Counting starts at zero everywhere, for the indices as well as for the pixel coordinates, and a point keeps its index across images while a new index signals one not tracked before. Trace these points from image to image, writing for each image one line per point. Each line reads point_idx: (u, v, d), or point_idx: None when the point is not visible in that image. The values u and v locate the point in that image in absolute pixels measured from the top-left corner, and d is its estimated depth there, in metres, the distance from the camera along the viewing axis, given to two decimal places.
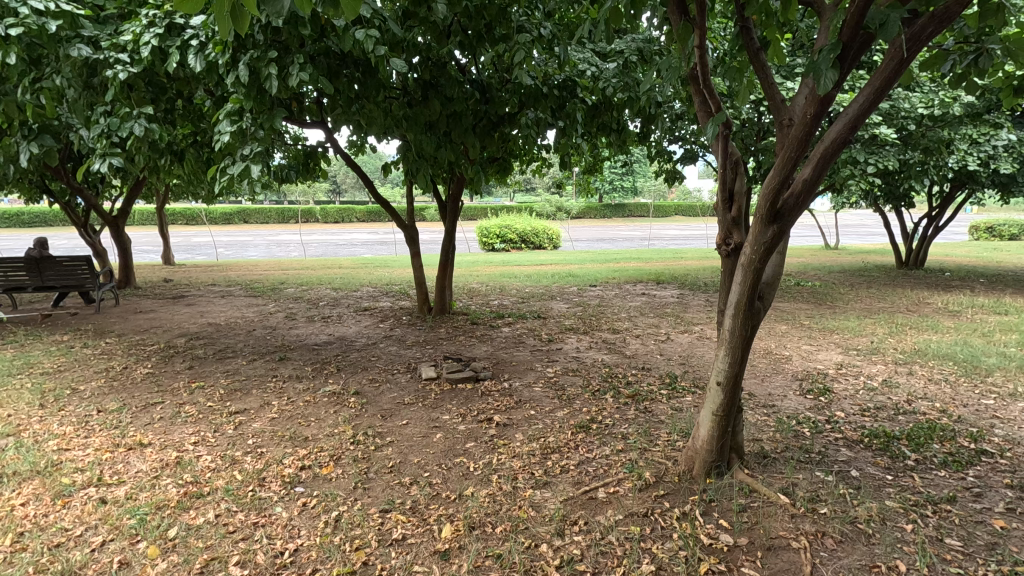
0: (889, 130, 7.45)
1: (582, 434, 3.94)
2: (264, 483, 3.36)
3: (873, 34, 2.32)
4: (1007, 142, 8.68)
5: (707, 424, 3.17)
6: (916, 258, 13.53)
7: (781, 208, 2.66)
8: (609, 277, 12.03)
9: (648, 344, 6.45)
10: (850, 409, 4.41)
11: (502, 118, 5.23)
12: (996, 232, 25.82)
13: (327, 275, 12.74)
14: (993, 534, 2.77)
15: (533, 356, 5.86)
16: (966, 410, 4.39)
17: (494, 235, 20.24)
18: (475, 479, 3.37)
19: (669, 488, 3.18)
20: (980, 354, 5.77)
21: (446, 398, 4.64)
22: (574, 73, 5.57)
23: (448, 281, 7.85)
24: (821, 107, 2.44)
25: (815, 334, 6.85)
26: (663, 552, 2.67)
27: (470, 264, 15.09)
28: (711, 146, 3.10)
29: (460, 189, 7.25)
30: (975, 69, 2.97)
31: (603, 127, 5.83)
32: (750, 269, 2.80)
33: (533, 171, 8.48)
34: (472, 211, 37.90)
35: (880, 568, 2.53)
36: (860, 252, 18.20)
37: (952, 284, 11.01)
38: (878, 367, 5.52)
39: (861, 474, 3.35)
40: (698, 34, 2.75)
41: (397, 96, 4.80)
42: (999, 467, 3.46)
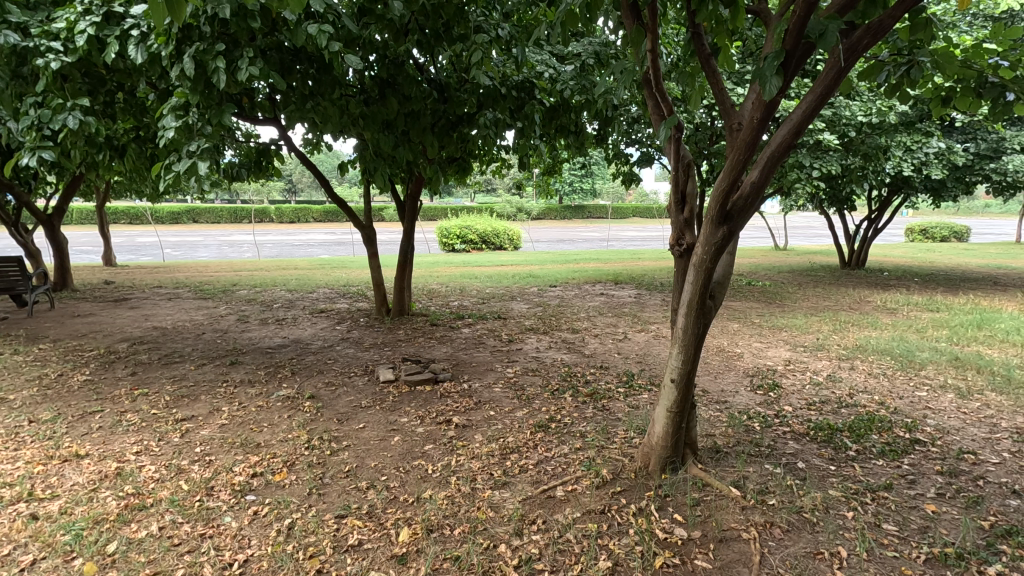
0: (832, 136, 7.80)
1: (540, 434, 3.96)
2: (212, 492, 3.23)
3: (813, 44, 2.43)
4: (938, 149, 9.24)
5: (662, 421, 3.23)
6: (858, 259, 14.21)
7: (730, 210, 2.75)
8: (569, 278, 12.15)
9: (607, 343, 6.55)
10: (797, 403, 4.60)
11: (461, 118, 5.17)
12: (928, 234, 27.51)
13: (281, 276, 12.40)
14: (925, 518, 2.93)
15: (493, 357, 5.86)
16: (902, 402, 4.65)
17: (454, 235, 20.15)
18: (433, 482, 3.34)
19: (626, 485, 3.24)
20: (914, 348, 6.12)
21: (405, 401, 4.58)
22: (532, 75, 5.61)
23: (407, 282, 7.75)
24: (767, 112, 2.52)
25: (764, 332, 7.10)
26: (619, 548, 2.71)
27: (430, 265, 14.99)
28: (664, 149, 3.16)
29: (419, 188, 7.15)
30: (907, 80, 3.13)
31: (561, 129, 5.90)
32: (702, 269, 2.88)
33: (493, 171, 8.44)
34: (432, 211, 37.68)
35: (823, 554, 2.64)
36: (806, 252, 19.03)
37: (890, 283, 11.64)
38: (823, 362, 5.77)
39: (807, 465, 3.50)
40: (650, 39, 2.83)
41: (354, 95, 4.71)
42: (930, 454, 3.68)
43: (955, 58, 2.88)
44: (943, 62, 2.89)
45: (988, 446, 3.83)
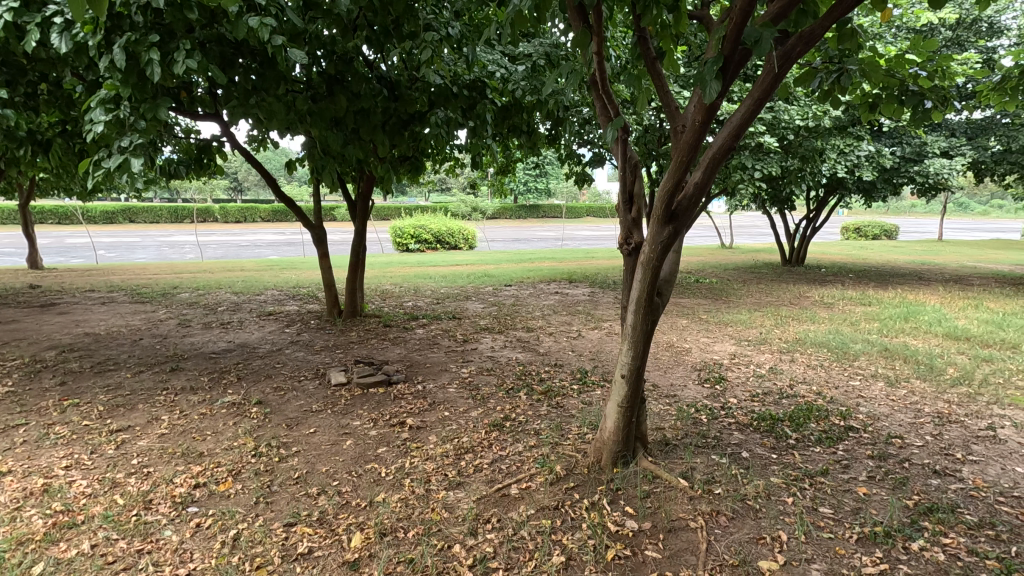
0: (772, 139, 8.15)
1: (495, 433, 3.97)
2: (151, 505, 3.08)
3: (750, 50, 2.53)
4: (869, 152, 9.79)
5: (614, 416, 3.29)
6: (798, 257, 14.90)
7: (675, 209, 2.83)
8: (524, 277, 12.21)
9: (561, 341, 6.64)
10: (741, 395, 4.79)
11: (413, 116, 5.07)
12: (861, 232, 29.11)
13: (226, 277, 11.93)
14: (857, 500, 3.11)
15: (448, 357, 5.82)
16: (837, 391, 4.92)
17: (408, 235, 19.90)
18: (387, 485, 3.30)
19: (579, 480, 3.29)
20: (848, 340, 6.48)
21: (357, 404, 4.50)
22: (484, 74, 5.62)
23: (359, 282, 7.60)
24: (708, 115, 2.60)
25: (711, 328, 7.36)
26: (572, 542, 2.75)
27: (384, 265, 14.76)
28: (611, 149, 3.23)
29: (370, 187, 7.01)
30: (838, 87, 3.32)
31: (513, 129, 5.89)
32: (649, 267, 2.95)
33: (446, 170, 8.37)
34: (385, 211, 37.10)
35: (765, 539, 2.75)
36: (750, 250, 19.85)
37: (827, 279, 12.27)
38: (765, 355, 6.03)
39: (751, 454, 3.65)
40: (595, 41, 2.88)
41: (301, 90, 4.57)
42: (862, 440, 3.90)
43: (880, 67, 3.08)
44: (869, 70, 3.08)
45: (913, 430, 4.10)
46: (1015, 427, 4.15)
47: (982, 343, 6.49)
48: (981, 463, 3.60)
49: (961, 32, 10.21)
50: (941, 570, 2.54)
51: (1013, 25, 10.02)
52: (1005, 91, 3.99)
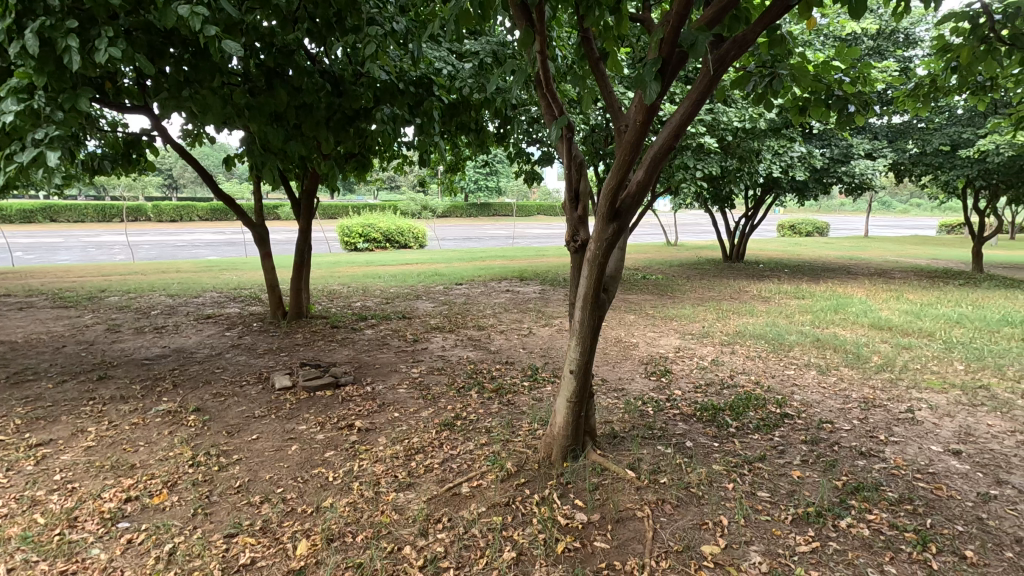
0: (711, 140, 8.46)
1: (446, 432, 3.94)
2: (76, 523, 2.88)
3: (686, 53, 2.62)
4: (801, 153, 10.32)
5: (563, 411, 3.34)
6: (738, 253, 15.56)
7: (619, 207, 2.90)
8: (475, 276, 12.18)
9: (512, 339, 6.67)
10: (685, 387, 4.96)
11: (358, 112, 4.91)
12: (796, 229, 30.68)
13: (160, 279, 11.32)
14: (792, 483, 3.28)
15: (398, 357, 5.74)
16: (774, 380, 5.18)
17: (356, 234, 19.45)
18: (334, 490, 3.22)
19: (529, 476, 3.32)
20: (784, 332, 6.82)
21: (303, 408, 4.36)
22: (430, 71, 5.57)
23: (304, 282, 7.37)
24: (649, 116, 2.66)
25: (657, 322, 7.58)
26: (523, 537, 2.77)
27: (331, 265, 14.40)
28: (556, 147, 3.26)
29: (314, 185, 6.80)
30: (770, 90, 3.48)
31: (461, 127, 5.83)
32: (595, 263, 3.01)
33: (394, 167, 8.24)
34: (332, 210, 36.19)
35: (707, 524, 2.86)
36: (693, 247, 20.56)
37: (764, 274, 12.87)
38: (707, 348, 6.27)
39: (694, 443, 3.78)
40: (539, 40, 2.91)
41: (238, 83, 4.37)
42: (796, 426, 4.12)
43: (808, 72, 3.24)
44: (799, 74, 3.24)
45: (842, 415, 4.36)
46: (930, 408, 4.49)
47: (902, 332, 6.98)
48: (900, 443, 3.87)
49: (881, 42, 11.02)
50: (866, 545, 2.71)
51: (925, 36, 10.86)
52: (917, 98, 4.31)
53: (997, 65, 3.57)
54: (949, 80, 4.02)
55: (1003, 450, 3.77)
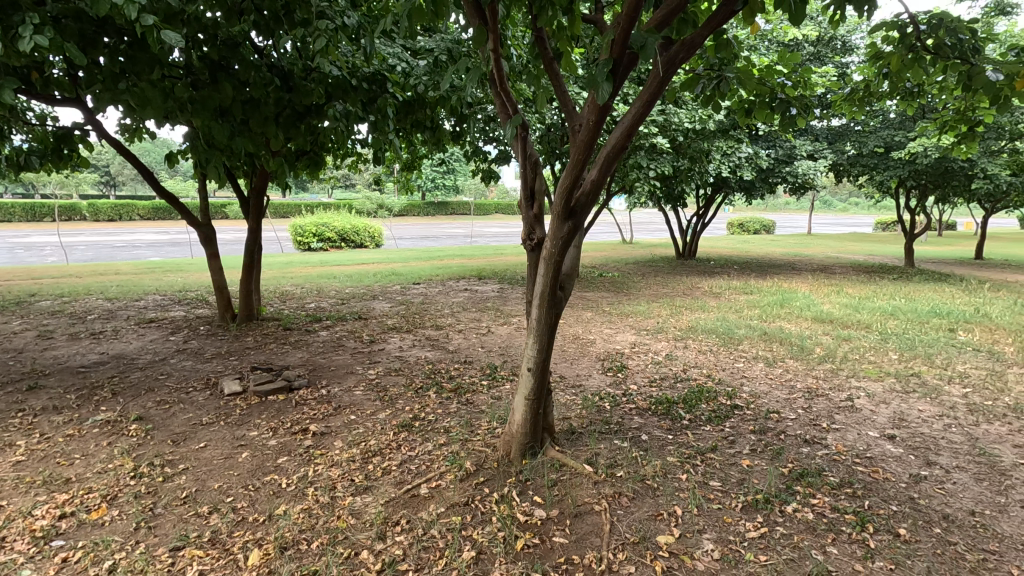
0: (663, 140, 8.66)
1: (404, 433, 3.89)
2: (4, 544, 2.70)
3: (637, 55, 2.67)
4: (748, 153, 10.71)
5: (521, 409, 3.36)
6: (690, 251, 16.03)
7: (574, 206, 2.93)
8: (432, 275, 12.09)
9: (470, 338, 6.65)
10: (641, 381, 5.08)
11: (309, 109, 4.70)
12: (744, 227, 31.83)
13: (98, 282, 10.71)
14: (741, 472, 3.41)
15: (353, 359, 5.63)
16: (724, 373, 5.36)
17: (310, 233, 18.94)
18: (287, 496, 3.13)
19: (488, 475, 3.32)
20: (733, 326, 7.06)
21: (254, 413, 4.22)
22: (384, 68, 5.48)
23: (254, 284, 7.12)
24: (601, 116, 2.70)
25: (613, 319, 7.73)
26: (483, 536, 2.77)
27: (283, 265, 13.98)
28: (511, 145, 3.26)
29: (264, 183, 6.57)
30: (718, 92, 3.59)
31: (418, 125, 5.73)
32: (551, 262, 3.03)
33: (348, 165, 8.07)
34: (285, 209, 35.13)
35: (662, 515, 2.93)
36: (648, 246, 21.02)
37: (715, 271, 13.29)
38: (662, 343, 6.43)
39: (649, 437, 3.87)
40: (492, 39, 2.90)
41: (179, 76, 4.17)
42: (745, 416, 4.28)
43: (752, 75, 3.38)
44: (744, 78, 3.38)
45: (788, 405, 4.56)
46: (867, 396, 4.75)
47: (842, 324, 7.35)
48: (841, 430, 4.08)
49: (821, 48, 11.53)
50: (810, 528, 2.84)
51: (860, 43, 11.45)
52: (852, 102, 4.53)
53: (923, 73, 3.80)
54: (880, 86, 4.25)
55: (933, 433, 4.03)
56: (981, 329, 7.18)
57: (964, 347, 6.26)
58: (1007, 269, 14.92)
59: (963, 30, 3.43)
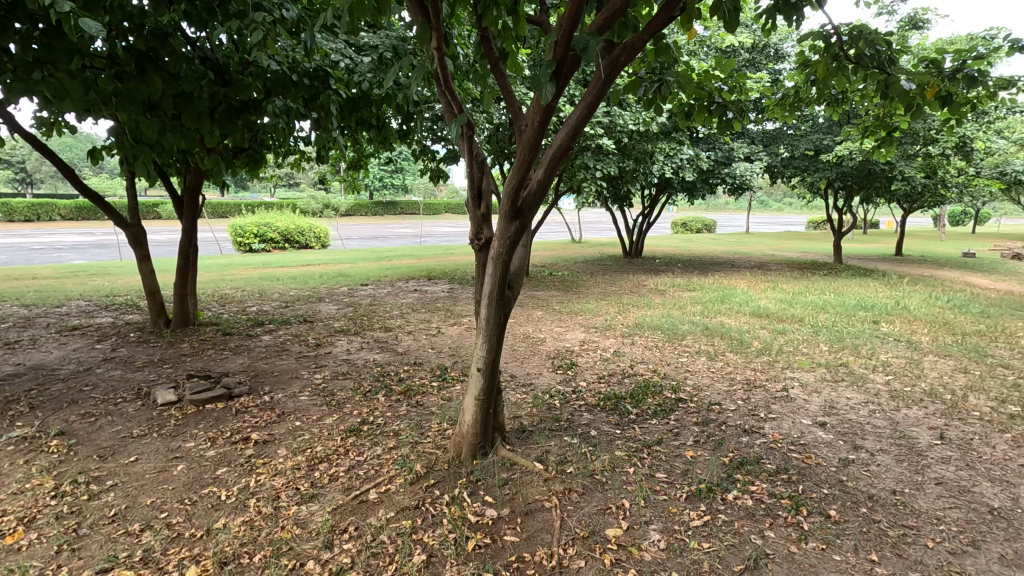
0: (609, 141, 8.85)
1: (352, 438, 3.81)
2: None
3: (579, 57, 2.71)
4: (689, 155, 11.09)
5: (471, 409, 3.35)
6: (637, 249, 16.44)
7: (521, 205, 2.93)
8: (381, 276, 11.88)
9: (420, 339, 6.58)
10: (590, 378, 5.17)
11: (247, 104, 4.51)
12: (687, 226, 32.96)
13: (12, 288, 9.90)
14: (685, 462, 3.53)
15: (298, 363, 5.45)
16: (669, 368, 5.54)
17: (251, 234, 18.19)
18: (227, 509, 3.00)
19: (439, 476, 3.30)
20: (677, 323, 7.30)
21: (191, 423, 4.01)
22: (326, 63, 5.32)
23: (190, 287, 6.78)
24: (545, 117, 2.72)
25: (563, 317, 7.83)
26: (433, 539, 2.74)
27: (222, 267, 13.37)
28: (457, 144, 3.25)
29: (199, 181, 6.26)
30: (659, 95, 3.70)
31: (362, 122, 5.63)
32: (499, 261, 3.04)
33: (290, 163, 7.81)
34: (223, 208, 33.63)
35: (611, 509, 2.99)
36: (596, 245, 21.40)
37: (660, 269, 13.69)
38: (610, 340, 6.57)
39: (598, 432, 3.94)
40: (435, 37, 2.85)
41: (102, 67, 3.89)
42: (689, 409, 4.43)
43: (691, 80, 3.50)
44: (683, 83, 3.49)
45: (728, 396, 4.75)
46: (801, 386, 5.02)
47: (777, 318, 7.73)
48: (777, 419, 4.29)
49: (756, 55, 12.16)
50: (749, 514, 2.97)
51: (791, 52, 12.08)
52: (783, 107, 4.77)
53: (846, 81, 4.05)
54: (808, 92, 4.49)
55: (859, 419, 4.30)
56: (901, 321, 7.72)
57: (886, 337, 6.71)
58: (922, 265, 16.12)
59: (881, 41, 3.67)
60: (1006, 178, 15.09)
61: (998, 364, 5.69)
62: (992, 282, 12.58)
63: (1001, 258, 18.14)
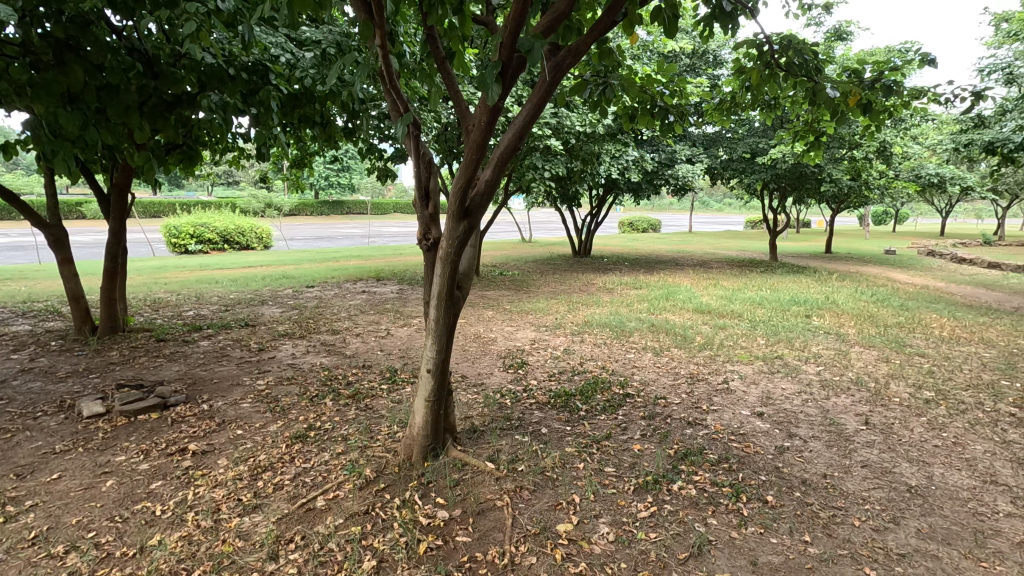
0: (557, 142, 8.96)
1: (298, 444, 3.70)
2: None
3: (525, 58, 2.73)
4: (634, 156, 11.37)
5: (422, 411, 3.32)
6: (585, 249, 16.73)
7: (469, 205, 2.93)
8: (327, 277, 11.57)
9: (369, 341, 6.46)
10: (540, 376, 5.22)
11: (180, 98, 4.29)
12: (634, 226, 33.84)
13: None
14: (633, 456, 3.63)
15: (240, 369, 5.23)
16: (617, 364, 5.67)
17: (187, 235, 17.27)
18: (163, 524, 2.85)
19: (390, 480, 3.25)
20: (625, 320, 7.48)
21: (121, 436, 3.78)
22: (265, 58, 5.14)
23: (118, 291, 6.38)
24: (492, 117, 2.72)
25: (514, 317, 7.87)
26: (384, 544, 2.70)
27: (154, 270, 12.65)
28: (403, 143, 3.21)
29: (128, 179, 5.90)
30: (604, 98, 3.78)
31: (305, 119, 5.47)
32: (448, 261, 3.02)
33: (228, 161, 7.48)
34: (155, 208, 31.79)
35: (561, 504, 3.04)
36: (546, 244, 21.62)
37: (609, 268, 13.98)
38: (560, 338, 6.65)
39: (549, 429, 3.99)
40: (378, 35, 2.81)
41: (14, 55, 3.60)
42: (636, 404, 4.55)
43: (634, 83, 3.59)
44: (626, 85, 3.57)
45: (673, 390, 4.92)
46: (740, 378, 5.25)
47: (718, 314, 8.06)
48: (718, 410, 4.48)
49: (696, 60, 12.59)
50: (693, 502, 3.08)
51: (728, 58, 12.61)
52: (721, 111, 4.98)
53: (778, 87, 4.27)
54: (743, 97, 4.71)
55: (793, 408, 4.54)
56: (830, 314, 8.21)
57: (817, 330, 7.12)
58: (849, 262, 17.19)
59: (808, 51, 3.89)
60: (921, 180, 16.31)
61: (915, 353, 6.14)
62: (910, 277, 13.54)
63: (918, 255, 19.59)
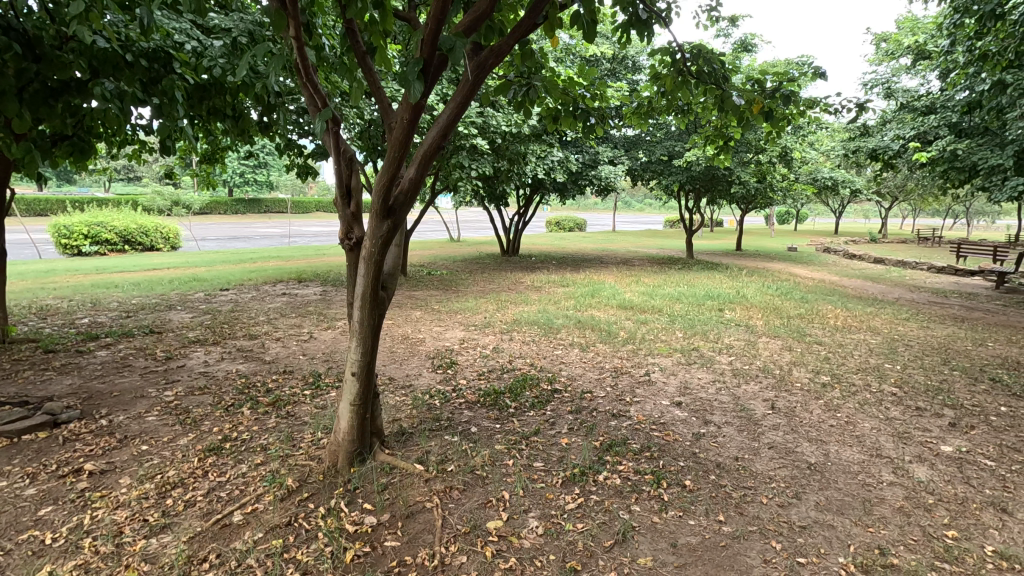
0: (483, 142, 8.98)
1: (211, 457, 3.47)
2: None
3: (446, 56, 2.72)
4: (559, 157, 11.60)
5: (347, 416, 3.22)
6: (513, 248, 16.87)
7: (392, 204, 2.87)
8: (244, 279, 10.95)
9: (290, 345, 6.19)
10: (470, 375, 5.22)
11: (67, 84, 3.89)
12: (561, 225, 34.61)
13: None
14: (561, 450, 3.71)
15: (144, 380, 4.84)
16: (546, 360, 5.77)
17: (79, 235, 15.73)
18: (54, 554, 2.58)
19: (314, 488, 3.13)
20: (552, 317, 7.63)
21: (1, 459, 3.39)
22: (168, 44, 4.78)
23: None
24: (415, 115, 2.68)
25: (442, 316, 7.81)
26: (308, 555, 2.60)
27: (42, 274, 11.45)
28: (323, 139, 3.11)
29: (5, 172, 5.30)
30: (527, 99, 3.82)
31: (214, 111, 5.13)
32: (371, 261, 2.94)
33: (128, 154, 6.89)
34: (42, 207, 28.70)
35: (491, 502, 3.06)
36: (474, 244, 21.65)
37: (537, 266, 14.18)
38: (489, 337, 6.69)
39: (478, 428, 4.00)
40: (293, 25, 2.69)
41: None
42: (563, 399, 4.65)
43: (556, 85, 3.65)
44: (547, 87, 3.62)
45: (599, 384, 5.08)
46: (660, 370, 5.51)
47: (640, 309, 8.42)
48: (641, 402, 4.66)
49: (616, 66, 13.15)
50: (617, 492, 3.20)
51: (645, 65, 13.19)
52: (639, 115, 5.19)
53: (690, 94, 4.47)
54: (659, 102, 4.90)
55: (708, 397, 4.82)
56: (741, 307, 8.79)
57: (729, 323, 7.60)
58: (757, 258, 18.46)
59: (716, 61, 4.13)
60: (817, 183, 17.81)
61: (814, 342, 6.71)
62: (809, 272, 14.74)
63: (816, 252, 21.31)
